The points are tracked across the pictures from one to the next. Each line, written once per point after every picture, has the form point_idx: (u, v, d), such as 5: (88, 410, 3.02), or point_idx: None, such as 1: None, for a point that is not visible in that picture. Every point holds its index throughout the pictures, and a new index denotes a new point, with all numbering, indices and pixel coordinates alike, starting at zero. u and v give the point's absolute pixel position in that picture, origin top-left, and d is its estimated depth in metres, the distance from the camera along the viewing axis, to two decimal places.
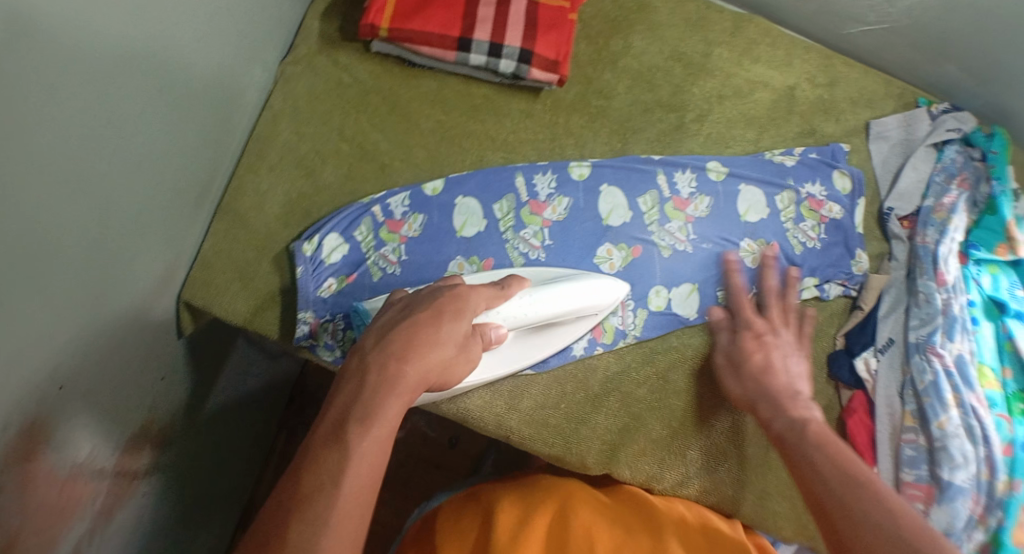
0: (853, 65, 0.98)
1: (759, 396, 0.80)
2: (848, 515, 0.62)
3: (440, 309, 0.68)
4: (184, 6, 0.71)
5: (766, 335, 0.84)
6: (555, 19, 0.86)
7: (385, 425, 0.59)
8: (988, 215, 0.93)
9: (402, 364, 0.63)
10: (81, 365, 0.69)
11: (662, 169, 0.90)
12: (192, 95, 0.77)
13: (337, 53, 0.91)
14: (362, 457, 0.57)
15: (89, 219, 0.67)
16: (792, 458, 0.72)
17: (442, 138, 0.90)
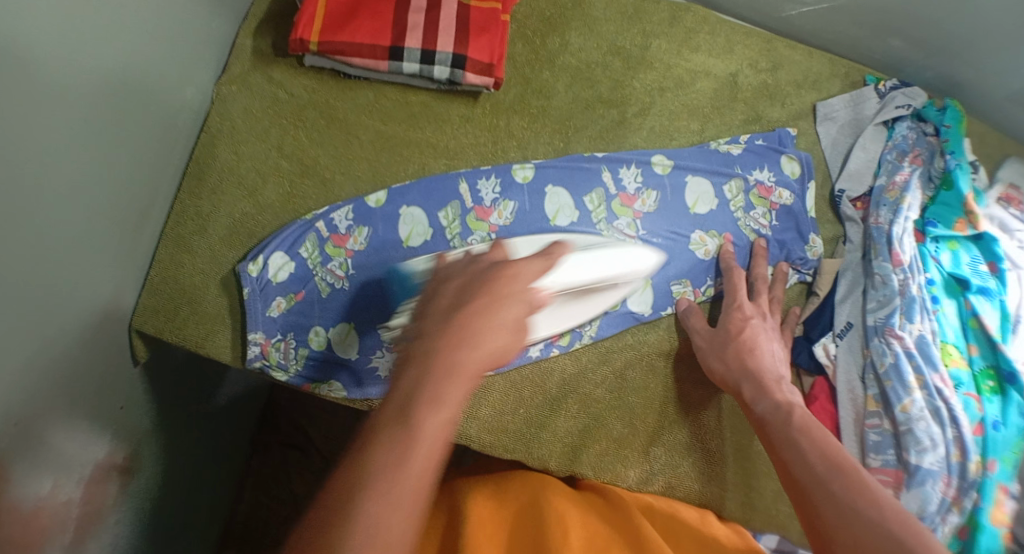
0: (796, 47, 0.98)
1: (743, 376, 0.79)
2: (831, 501, 0.61)
3: (485, 287, 0.60)
4: (104, 26, 0.70)
5: (752, 319, 0.84)
6: (486, 22, 0.86)
7: (451, 411, 0.53)
8: (944, 191, 0.92)
9: (462, 348, 0.55)
10: (28, 394, 0.67)
11: (606, 166, 0.89)
12: (128, 113, 0.76)
13: (272, 70, 0.90)
14: (426, 441, 0.51)
15: (20, 247, 0.65)
16: (772, 442, 0.71)
17: (381, 149, 0.89)
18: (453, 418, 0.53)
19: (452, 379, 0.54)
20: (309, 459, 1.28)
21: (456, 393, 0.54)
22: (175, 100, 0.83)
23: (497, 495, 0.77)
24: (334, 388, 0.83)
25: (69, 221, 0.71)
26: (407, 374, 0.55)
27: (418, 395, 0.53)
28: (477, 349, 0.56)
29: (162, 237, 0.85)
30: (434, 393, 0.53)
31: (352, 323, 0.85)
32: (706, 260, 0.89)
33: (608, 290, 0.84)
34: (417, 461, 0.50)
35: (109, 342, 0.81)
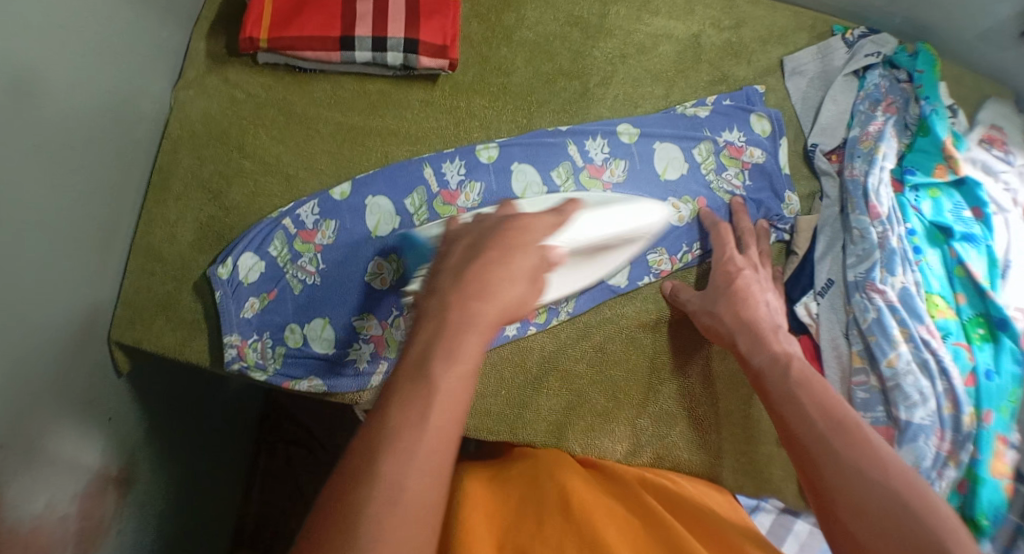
0: (758, 3, 0.96)
1: (741, 329, 0.77)
2: (833, 458, 0.59)
3: (505, 239, 0.59)
4: (56, 39, 0.70)
5: (744, 270, 0.82)
6: (437, 4, 0.84)
7: (468, 360, 0.50)
8: (921, 137, 0.90)
9: (480, 302, 0.53)
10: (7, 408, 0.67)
11: (571, 139, 0.88)
12: (87, 120, 0.76)
13: (227, 70, 0.90)
14: (444, 395, 0.49)
15: None
16: (770, 396, 0.68)
17: (342, 140, 0.88)
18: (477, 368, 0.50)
19: (471, 329, 0.52)
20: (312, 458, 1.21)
21: (474, 344, 0.51)
22: (134, 106, 0.83)
23: (497, 474, 0.76)
24: (315, 383, 0.82)
25: (37, 234, 0.71)
26: (424, 330, 0.52)
27: (442, 340, 0.51)
28: (493, 301, 0.54)
29: (133, 246, 0.85)
30: (461, 346, 0.50)
31: (327, 317, 0.84)
32: (680, 227, 0.88)
33: (617, 251, 0.81)
34: (435, 415, 0.48)
35: (88, 354, 0.80)
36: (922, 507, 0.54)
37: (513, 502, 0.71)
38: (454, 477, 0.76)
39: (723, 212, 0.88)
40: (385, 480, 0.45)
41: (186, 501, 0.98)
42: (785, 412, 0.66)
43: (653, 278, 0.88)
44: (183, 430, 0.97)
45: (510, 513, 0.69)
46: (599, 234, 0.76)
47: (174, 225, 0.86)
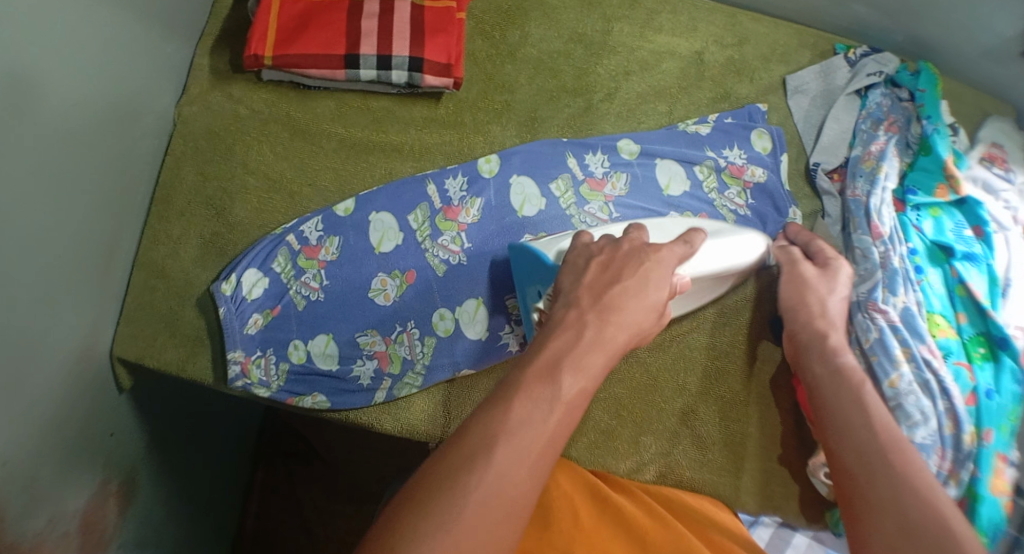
0: (760, 20, 0.96)
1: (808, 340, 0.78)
2: (884, 475, 0.62)
3: (618, 278, 0.58)
4: (62, 60, 0.70)
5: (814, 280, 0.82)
6: (442, 22, 0.85)
7: (596, 382, 0.52)
8: (923, 156, 0.91)
9: (611, 324, 0.55)
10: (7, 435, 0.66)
11: (571, 151, 0.88)
12: (85, 140, 0.75)
13: (230, 87, 0.90)
14: (568, 404, 0.50)
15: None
16: (826, 409, 0.72)
17: (347, 156, 0.88)
18: (592, 380, 0.52)
19: (578, 369, 0.52)
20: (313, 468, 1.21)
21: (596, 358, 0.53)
22: (135, 123, 0.82)
23: None
24: (318, 399, 0.82)
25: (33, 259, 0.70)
26: (559, 339, 0.54)
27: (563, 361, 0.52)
28: (624, 325, 0.56)
29: (136, 262, 0.85)
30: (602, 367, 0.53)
31: (331, 333, 0.83)
32: None
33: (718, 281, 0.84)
34: (558, 423, 0.49)
35: (89, 371, 0.80)
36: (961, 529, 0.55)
37: (514, 503, 0.72)
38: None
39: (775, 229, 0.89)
40: (491, 472, 0.46)
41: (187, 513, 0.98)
42: (848, 427, 0.68)
43: None
44: (184, 443, 0.97)
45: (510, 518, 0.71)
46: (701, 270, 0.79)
47: (177, 240, 0.85)
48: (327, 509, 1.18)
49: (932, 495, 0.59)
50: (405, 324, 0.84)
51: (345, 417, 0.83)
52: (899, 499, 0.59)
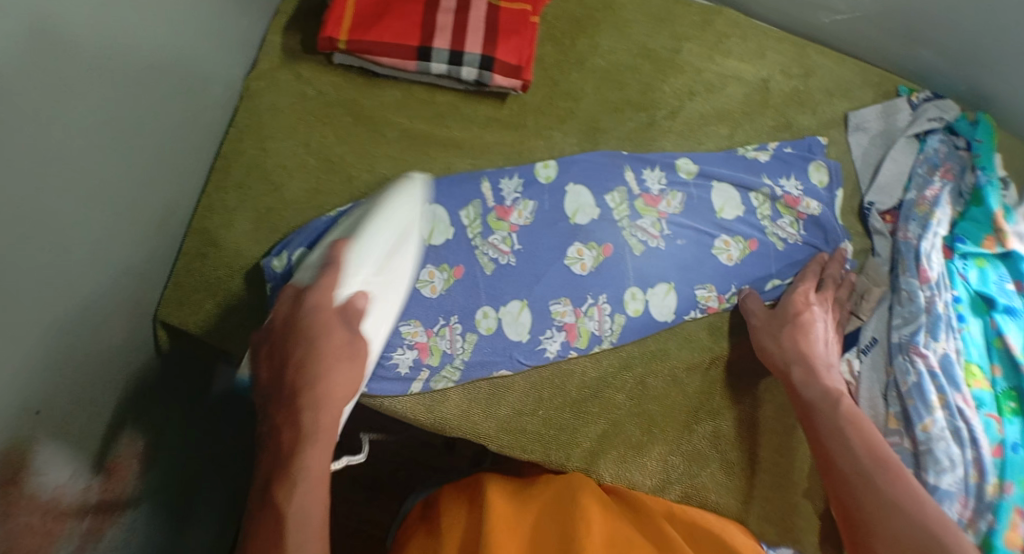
0: (827, 54, 0.98)
1: (794, 358, 0.81)
2: (872, 491, 0.69)
3: (300, 333, 0.70)
4: (148, 19, 0.71)
5: (812, 306, 0.85)
6: (516, 25, 0.86)
7: (316, 459, 0.66)
8: (973, 206, 0.91)
9: (313, 387, 0.68)
10: (58, 386, 0.65)
11: (629, 165, 0.89)
12: (156, 100, 0.75)
13: (299, 66, 0.90)
14: (308, 482, 0.65)
15: (67, 232, 0.66)
16: (812, 426, 0.77)
17: (407, 147, 0.88)
18: (339, 399, 0.69)
19: (322, 404, 0.68)
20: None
21: (347, 382, 0.70)
22: (203, 91, 0.83)
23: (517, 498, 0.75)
24: None
25: (98, 212, 0.70)
26: (309, 414, 0.68)
27: (317, 390, 0.68)
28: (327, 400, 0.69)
29: (189, 230, 0.85)
30: (327, 392, 0.69)
31: None
32: (729, 266, 0.89)
33: (409, 260, 0.79)
34: (307, 504, 0.64)
35: (133, 333, 0.79)
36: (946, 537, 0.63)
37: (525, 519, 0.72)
38: (471, 478, 0.82)
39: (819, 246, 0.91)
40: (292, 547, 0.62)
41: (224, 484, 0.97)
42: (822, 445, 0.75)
43: (700, 313, 0.88)
44: None
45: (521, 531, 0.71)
46: (359, 280, 0.74)
47: (233, 212, 0.86)
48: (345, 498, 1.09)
49: (907, 503, 0.67)
50: (449, 317, 0.83)
51: (379, 405, 0.81)
52: (878, 512, 0.67)
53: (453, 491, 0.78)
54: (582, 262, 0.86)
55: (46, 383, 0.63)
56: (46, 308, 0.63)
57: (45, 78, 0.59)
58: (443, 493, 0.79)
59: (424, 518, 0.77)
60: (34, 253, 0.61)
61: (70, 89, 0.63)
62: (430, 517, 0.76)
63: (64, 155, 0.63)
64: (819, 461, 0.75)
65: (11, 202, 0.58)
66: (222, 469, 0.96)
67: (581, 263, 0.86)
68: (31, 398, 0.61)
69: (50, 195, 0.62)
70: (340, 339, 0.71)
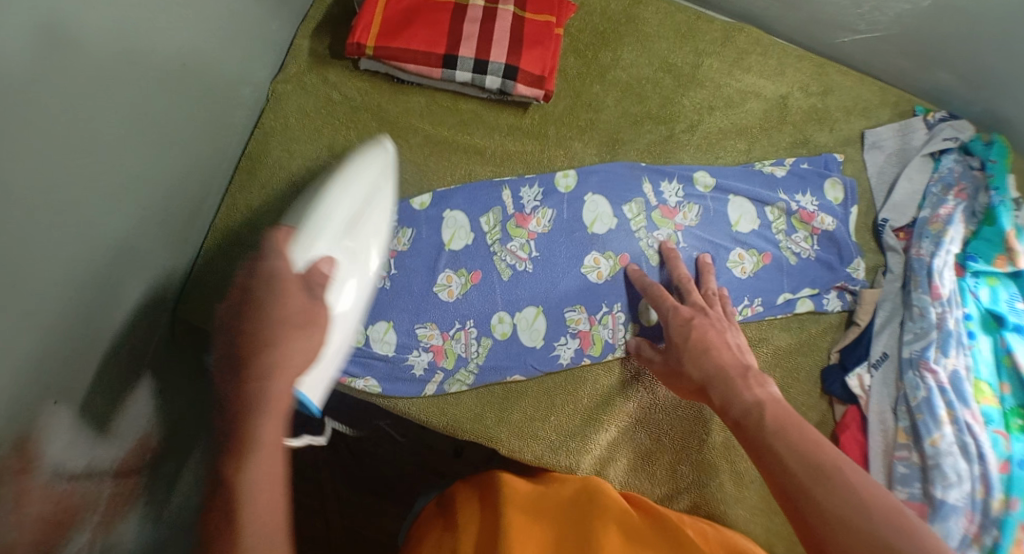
0: (847, 73, 0.99)
1: (709, 380, 0.74)
2: (833, 506, 0.58)
3: (257, 308, 0.67)
4: (183, 17, 0.72)
5: (695, 317, 0.79)
6: (539, 35, 0.87)
7: (270, 425, 0.64)
8: (987, 226, 0.92)
9: (273, 352, 0.65)
10: (81, 377, 0.66)
11: (647, 177, 0.90)
12: (186, 96, 0.76)
13: (326, 71, 0.92)
14: (263, 450, 0.62)
15: (98, 225, 0.66)
16: (764, 442, 0.65)
17: (430, 153, 0.89)
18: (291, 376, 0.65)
19: (275, 373, 0.64)
20: (338, 455, 1.09)
21: (305, 353, 0.66)
22: (231, 91, 0.84)
23: (534, 508, 0.73)
24: (370, 384, 0.82)
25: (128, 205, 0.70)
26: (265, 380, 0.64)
27: (269, 358, 0.65)
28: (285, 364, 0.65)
29: (212, 228, 0.86)
30: (279, 361, 0.65)
31: (392, 320, 0.83)
32: (743, 278, 0.90)
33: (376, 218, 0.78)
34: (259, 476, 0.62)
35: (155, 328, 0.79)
36: (874, 498, 0.58)
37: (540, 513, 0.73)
38: (483, 481, 0.80)
39: (834, 252, 0.94)
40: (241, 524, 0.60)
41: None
42: (729, 424, 0.70)
43: None
44: None
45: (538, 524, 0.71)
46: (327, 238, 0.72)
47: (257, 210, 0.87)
48: (351, 500, 1.10)
49: (806, 448, 0.63)
50: (465, 322, 0.85)
51: (395, 407, 0.82)
52: (792, 459, 0.62)
53: (467, 492, 0.78)
54: (598, 271, 0.87)
55: (68, 372, 0.64)
56: (72, 297, 0.64)
57: (81, 72, 0.61)
58: (457, 495, 0.77)
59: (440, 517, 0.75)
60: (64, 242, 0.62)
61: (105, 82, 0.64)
62: (444, 515, 0.75)
63: (94, 149, 0.65)
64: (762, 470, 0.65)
65: (41, 192, 0.59)
66: None
67: (597, 272, 0.87)
68: (49, 388, 0.62)
69: (81, 188, 0.64)
70: (298, 310, 0.66)
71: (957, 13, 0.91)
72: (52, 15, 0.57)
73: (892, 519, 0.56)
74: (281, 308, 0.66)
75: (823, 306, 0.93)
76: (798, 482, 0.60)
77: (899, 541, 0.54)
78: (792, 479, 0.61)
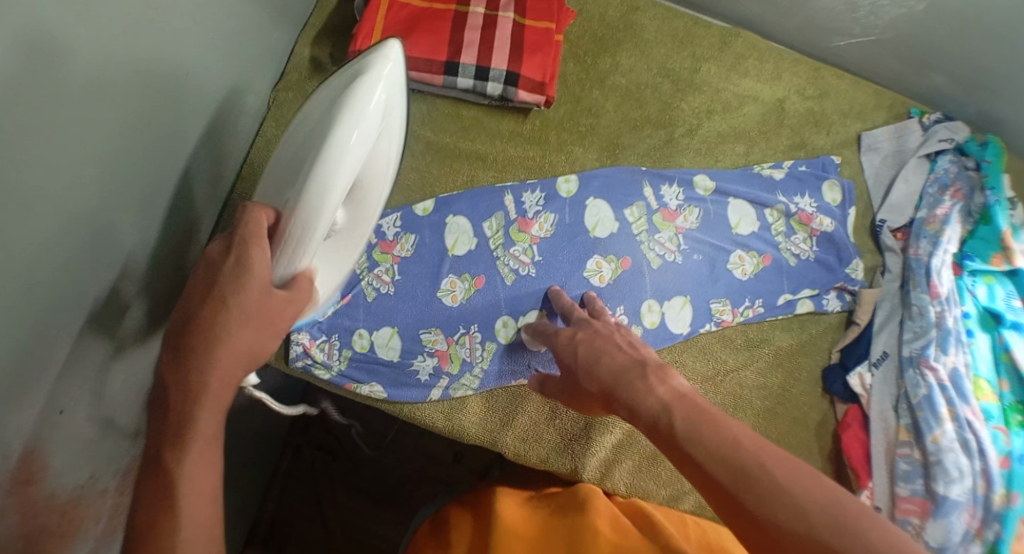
0: (843, 76, 1.01)
1: (612, 393, 0.66)
2: (772, 511, 0.52)
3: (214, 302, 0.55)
4: (200, 23, 0.72)
5: (580, 332, 0.74)
6: (540, 42, 0.88)
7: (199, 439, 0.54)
8: (983, 225, 0.93)
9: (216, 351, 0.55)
10: (85, 385, 0.66)
11: (648, 181, 0.91)
12: (199, 105, 0.75)
13: (329, 80, 0.93)
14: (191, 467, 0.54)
15: (115, 231, 0.66)
16: (686, 449, 0.58)
17: (433, 159, 0.89)
18: (228, 382, 0.56)
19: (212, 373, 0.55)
20: (337, 463, 1.10)
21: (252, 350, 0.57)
22: (237, 99, 0.83)
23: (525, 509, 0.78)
24: (376, 389, 0.82)
25: (141, 215, 0.70)
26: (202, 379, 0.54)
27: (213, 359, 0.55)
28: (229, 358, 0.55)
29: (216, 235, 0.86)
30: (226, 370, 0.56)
31: (396, 326, 0.84)
32: (744, 280, 0.92)
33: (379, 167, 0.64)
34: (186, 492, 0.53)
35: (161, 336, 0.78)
36: (810, 498, 0.52)
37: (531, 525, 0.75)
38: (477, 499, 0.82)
39: (834, 252, 0.95)
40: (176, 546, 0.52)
41: (241, 490, 0.95)
42: (643, 432, 0.63)
43: (714, 327, 0.90)
44: None
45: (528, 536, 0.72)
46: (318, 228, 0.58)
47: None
48: (351, 507, 1.09)
49: (726, 449, 0.56)
50: (469, 326, 0.85)
51: (400, 412, 0.83)
52: (714, 463, 0.56)
53: (460, 511, 0.80)
54: (600, 275, 0.88)
55: (72, 381, 0.64)
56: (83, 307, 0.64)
57: (107, 82, 0.60)
58: (450, 514, 0.81)
59: (434, 536, 0.78)
60: (80, 254, 0.62)
61: (128, 92, 0.63)
62: (439, 534, 0.78)
63: (116, 159, 0.64)
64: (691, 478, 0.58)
65: (62, 203, 0.58)
66: (240, 477, 0.95)
67: (599, 276, 0.88)
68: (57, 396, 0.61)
69: (101, 199, 0.63)
70: (257, 304, 0.56)
71: (953, 17, 0.92)
72: (83, 25, 0.56)
73: (833, 512, 0.51)
74: (236, 301, 0.56)
75: (822, 307, 0.94)
76: (724, 487, 0.55)
77: (837, 542, 0.49)
78: (723, 478, 0.55)
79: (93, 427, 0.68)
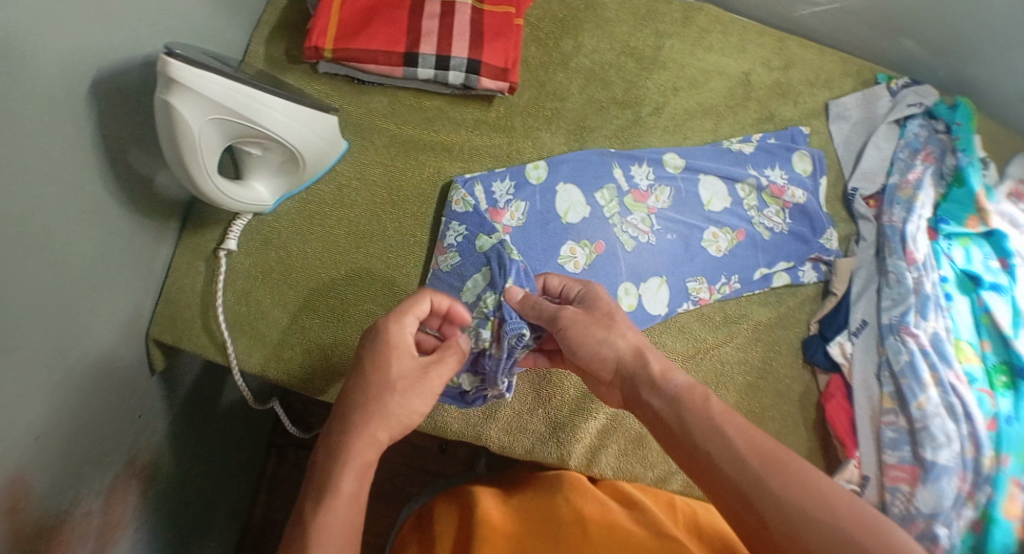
0: (807, 46, 1.00)
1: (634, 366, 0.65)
2: (794, 506, 0.53)
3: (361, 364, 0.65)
4: (140, 22, 0.69)
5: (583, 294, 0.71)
6: (500, 27, 0.86)
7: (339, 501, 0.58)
8: (956, 188, 0.93)
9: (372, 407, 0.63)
10: (56, 406, 0.65)
11: (618, 162, 0.90)
12: (148, 109, 0.73)
13: (287, 74, 0.88)
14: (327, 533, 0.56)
15: (60, 243, 0.64)
16: (707, 435, 0.59)
17: (398, 153, 0.88)
18: (357, 499, 0.59)
19: (377, 419, 0.63)
20: None
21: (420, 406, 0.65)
22: None
23: (505, 496, 0.78)
24: None
25: (94, 231, 0.68)
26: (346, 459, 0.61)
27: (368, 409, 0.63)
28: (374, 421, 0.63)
29: (180, 242, 0.82)
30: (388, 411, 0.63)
31: None
32: (719, 257, 0.91)
33: (254, 126, 0.71)
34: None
35: (127, 350, 0.76)
36: (840, 504, 0.53)
37: (521, 522, 0.73)
38: (460, 489, 0.80)
39: (807, 223, 0.95)
40: None
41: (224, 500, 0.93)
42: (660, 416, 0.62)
43: (693, 305, 0.89)
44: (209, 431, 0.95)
45: (516, 538, 0.70)
46: (222, 184, 0.74)
47: (263, 277, 0.82)
48: None
49: (756, 441, 0.57)
50: None
51: None
52: (745, 453, 0.56)
53: (444, 501, 0.78)
54: (575, 260, 0.86)
55: (39, 399, 0.63)
56: (42, 330, 0.62)
57: (38, 92, 0.58)
58: (433, 503, 0.79)
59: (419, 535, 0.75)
60: (29, 267, 0.60)
61: (61, 99, 0.61)
62: (423, 534, 0.74)
63: (55, 173, 0.62)
64: (705, 466, 0.58)
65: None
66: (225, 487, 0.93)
67: (574, 261, 0.86)
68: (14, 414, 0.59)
69: (45, 211, 0.61)
70: (406, 370, 0.65)
71: None
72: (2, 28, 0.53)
73: (857, 519, 0.52)
74: (381, 370, 0.64)
75: (799, 279, 0.93)
76: (752, 474, 0.55)
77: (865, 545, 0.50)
78: (742, 473, 0.56)
79: (65, 451, 0.67)
